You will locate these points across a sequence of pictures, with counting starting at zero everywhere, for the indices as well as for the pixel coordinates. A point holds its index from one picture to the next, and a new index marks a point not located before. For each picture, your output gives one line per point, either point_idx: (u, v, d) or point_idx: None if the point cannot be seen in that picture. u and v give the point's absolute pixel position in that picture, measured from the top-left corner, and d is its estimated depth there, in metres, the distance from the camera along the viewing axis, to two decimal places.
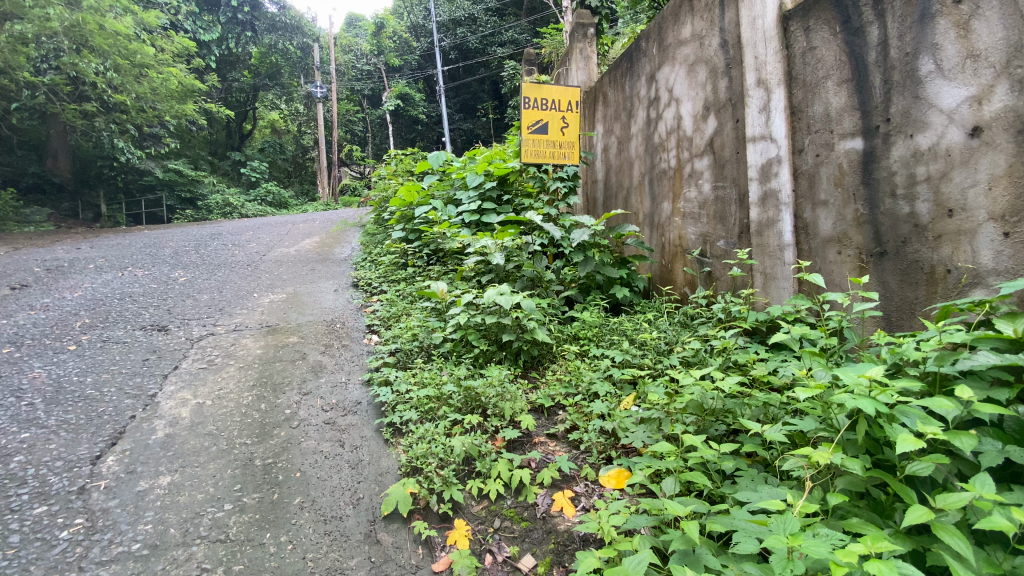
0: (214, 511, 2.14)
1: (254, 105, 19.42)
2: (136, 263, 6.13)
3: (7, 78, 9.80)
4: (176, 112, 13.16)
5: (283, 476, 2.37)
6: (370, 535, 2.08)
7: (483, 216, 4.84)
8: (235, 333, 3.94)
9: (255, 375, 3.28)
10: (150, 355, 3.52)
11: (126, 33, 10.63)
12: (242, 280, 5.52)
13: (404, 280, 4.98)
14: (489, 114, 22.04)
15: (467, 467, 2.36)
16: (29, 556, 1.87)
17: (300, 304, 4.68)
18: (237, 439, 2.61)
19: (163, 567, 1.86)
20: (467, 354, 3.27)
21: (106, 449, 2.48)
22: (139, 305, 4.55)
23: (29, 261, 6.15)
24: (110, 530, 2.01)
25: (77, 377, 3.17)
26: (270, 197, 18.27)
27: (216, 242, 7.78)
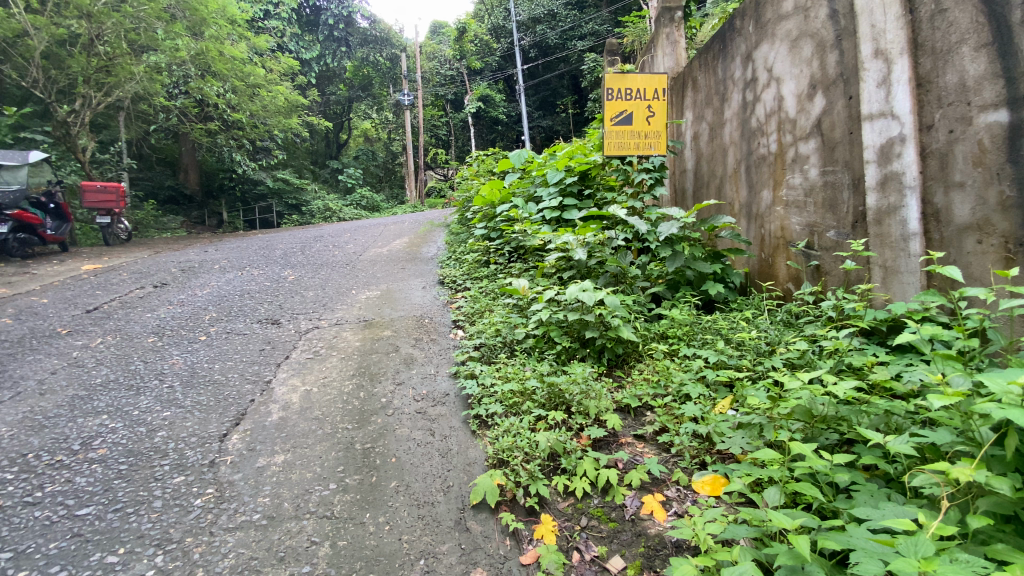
0: (321, 489, 2.32)
1: (348, 116, 20.94)
2: (252, 264, 6.83)
3: (148, 104, 11.40)
4: (284, 127, 14.40)
5: (380, 461, 2.51)
6: (460, 522, 2.14)
7: (564, 212, 4.78)
8: (337, 326, 4.27)
9: (354, 365, 3.52)
10: (266, 345, 3.90)
11: (242, 57, 11.64)
12: (342, 278, 5.94)
13: (487, 276, 5.09)
14: (569, 109, 22.14)
15: (552, 463, 2.36)
16: (170, 519, 2.14)
17: (392, 300, 4.96)
18: (340, 424, 2.82)
19: (280, 537, 2.06)
20: (550, 350, 3.26)
21: (231, 428, 2.79)
22: (256, 301, 5.06)
23: (168, 263, 7.10)
24: (235, 501, 2.25)
25: (207, 364, 3.60)
26: (364, 201, 19.61)
27: (319, 243, 8.47)
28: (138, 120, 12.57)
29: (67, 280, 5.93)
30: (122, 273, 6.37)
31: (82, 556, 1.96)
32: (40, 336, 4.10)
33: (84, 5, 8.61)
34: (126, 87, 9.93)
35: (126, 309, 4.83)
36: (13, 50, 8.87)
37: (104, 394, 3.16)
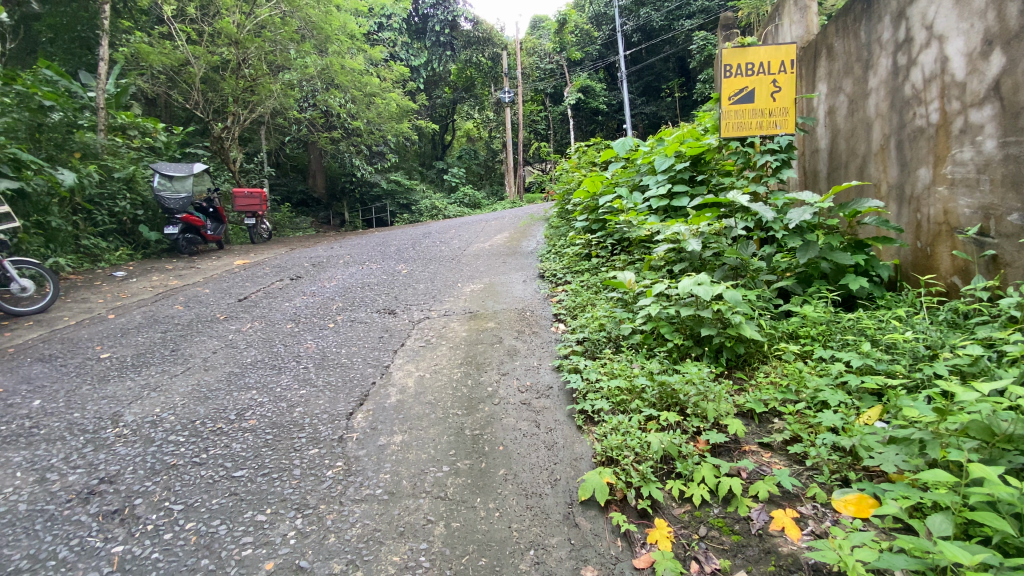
0: (435, 471, 2.43)
1: (453, 118, 21.90)
2: (370, 259, 7.40)
3: (284, 117, 12.87)
4: (396, 131, 15.01)
5: (489, 448, 2.58)
6: (569, 516, 2.11)
7: (674, 201, 4.52)
8: (445, 317, 4.47)
9: (462, 354, 3.66)
10: (384, 333, 4.21)
11: (361, 69, 12.31)
12: (448, 272, 6.21)
13: (589, 270, 4.99)
14: (675, 93, 21.12)
15: (666, 466, 2.25)
16: (308, 486, 2.38)
17: (495, 293, 5.07)
18: (451, 409, 2.94)
19: (399, 512, 2.19)
20: (660, 347, 3.10)
21: (356, 407, 3.04)
22: (374, 292, 5.48)
23: (301, 258, 7.95)
24: (360, 475, 2.44)
25: (335, 348, 3.96)
26: (467, 199, 20.37)
27: (427, 239, 8.94)
28: (276, 132, 14.26)
29: (223, 273, 6.89)
30: (264, 268, 7.25)
31: (237, 512, 2.24)
32: (205, 320, 4.81)
33: (233, 34, 9.92)
34: (266, 103, 11.26)
35: (268, 298, 5.47)
36: (180, 78, 10.48)
37: (253, 372, 3.62)
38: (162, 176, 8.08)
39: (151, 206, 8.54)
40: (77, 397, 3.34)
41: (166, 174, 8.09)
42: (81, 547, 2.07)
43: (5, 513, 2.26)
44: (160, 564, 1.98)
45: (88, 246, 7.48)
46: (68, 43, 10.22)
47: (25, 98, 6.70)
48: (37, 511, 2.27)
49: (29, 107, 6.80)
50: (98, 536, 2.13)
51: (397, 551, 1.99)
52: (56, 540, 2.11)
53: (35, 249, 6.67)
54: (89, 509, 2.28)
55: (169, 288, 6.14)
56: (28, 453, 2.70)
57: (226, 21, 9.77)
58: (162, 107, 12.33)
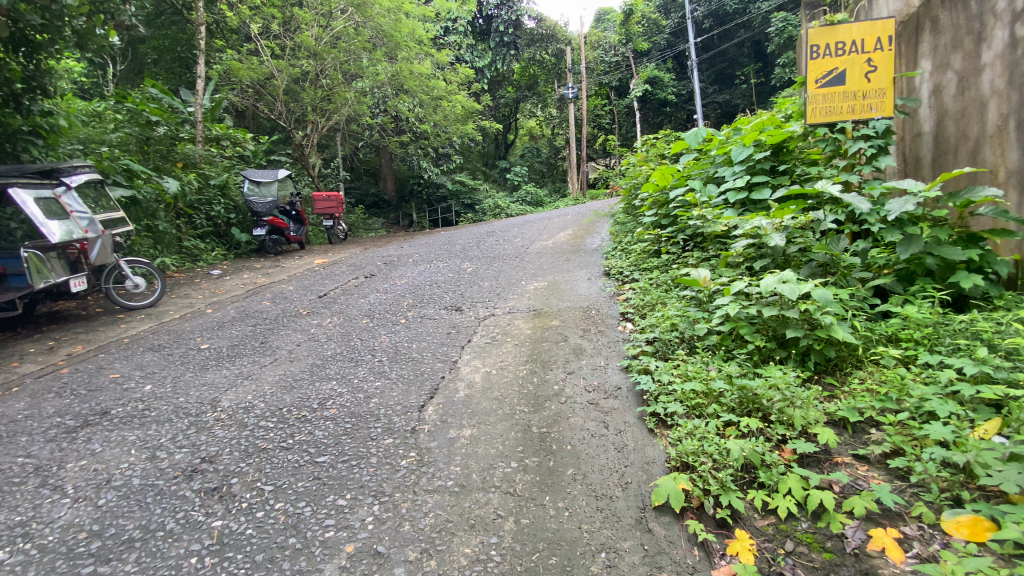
0: (504, 466, 2.46)
1: (516, 116, 22.07)
2: (437, 257, 7.60)
3: (358, 123, 13.56)
4: (461, 132, 15.35)
5: (557, 446, 2.56)
6: (641, 521, 2.06)
7: (753, 194, 4.27)
8: (510, 315, 4.49)
9: (527, 352, 3.66)
10: (452, 329, 4.30)
11: (428, 73, 12.64)
12: (512, 270, 6.25)
13: (658, 267, 4.82)
14: (750, 79, 19.96)
15: (747, 475, 2.13)
16: (384, 475, 2.49)
17: (559, 291, 5.05)
18: (518, 406, 2.96)
19: (470, 505, 2.23)
20: (740, 349, 2.94)
21: (427, 400, 3.14)
22: (441, 290, 5.62)
23: (373, 257, 8.33)
24: (432, 466, 2.52)
25: (406, 343, 4.11)
26: (530, 197, 20.43)
27: (491, 238, 9.05)
28: (350, 138, 15.05)
29: (304, 272, 7.36)
30: (341, 266, 7.66)
31: (320, 496, 2.39)
32: (289, 315, 5.17)
33: (312, 46, 10.61)
34: (342, 110, 11.89)
35: (345, 295, 5.78)
36: (265, 91, 11.32)
37: (333, 364, 3.84)
38: (251, 182, 8.81)
39: (242, 210, 9.30)
40: (181, 383, 3.70)
41: (254, 180, 8.80)
42: (185, 520, 2.28)
43: (123, 486, 2.55)
44: (253, 539, 2.15)
45: (189, 246, 8.24)
46: (170, 63, 11.40)
47: (135, 115, 7.84)
48: (149, 485, 2.54)
49: (139, 122, 7.89)
50: (199, 511, 2.34)
51: (468, 542, 2.03)
52: (165, 512, 2.35)
53: (146, 250, 7.45)
54: (192, 486, 2.51)
55: (258, 285, 6.65)
56: (142, 432, 3.03)
57: (306, 35, 10.46)
58: (250, 118, 13.40)
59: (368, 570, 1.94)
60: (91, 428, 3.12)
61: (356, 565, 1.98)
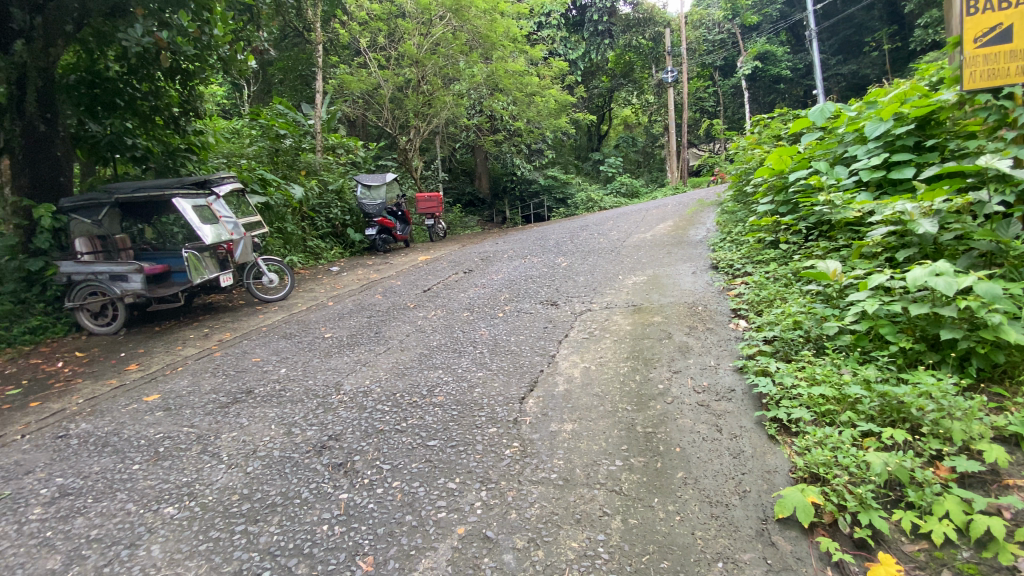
0: (609, 464, 2.42)
1: (610, 106, 21.51)
2: (532, 252, 7.66)
3: (456, 125, 14.10)
4: (555, 126, 15.33)
5: (664, 447, 2.47)
6: (762, 533, 1.94)
7: (893, 174, 3.76)
8: (608, 310, 4.40)
9: (628, 348, 3.56)
10: (549, 324, 4.32)
11: (522, 70, 12.74)
12: (610, 264, 6.10)
13: (776, 260, 4.44)
14: (883, 46, 17.55)
15: (891, 494, 1.94)
16: (489, 463, 2.56)
17: (661, 286, 4.84)
18: (620, 403, 2.90)
19: (575, 499, 2.23)
20: (880, 351, 2.62)
21: (528, 392, 3.18)
22: (537, 285, 5.66)
23: (472, 253, 8.61)
24: (536, 457, 2.55)
25: (505, 337, 4.19)
26: (625, 188, 19.85)
27: (587, 232, 8.93)
28: (448, 140, 15.69)
29: (410, 268, 7.82)
30: (443, 262, 8.01)
31: (432, 477, 2.53)
32: (398, 308, 5.53)
33: (414, 54, 11.22)
34: (441, 113, 12.43)
35: (446, 289, 6.05)
36: (373, 100, 12.17)
37: (438, 354, 4.05)
38: (364, 186, 9.67)
39: (356, 212, 10.12)
40: (310, 367, 4.13)
41: (366, 185, 9.69)
42: (317, 491, 2.54)
43: (266, 456, 2.90)
44: (376, 512, 2.33)
45: (313, 246, 9.11)
46: (293, 82, 12.71)
47: (267, 130, 8.84)
48: (287, 457, 2.87)
49: (269, 136, 8.89)
50: (328, 483, 2.59)
51: (575, 536, 2.03)
52: (300, 482, 2.63)
53: (278, 249, 8.39)
54: (321, 460, 2.79)
55: (371, 280, 7.20)
56: (280, 410, 3.43)
57: (409, 44, 11.05)
58: (360, 127, 14.51)
59: (479, 553, 2.02)
60: (239, 404, 3.59)
61: (467, 546, 2.06)
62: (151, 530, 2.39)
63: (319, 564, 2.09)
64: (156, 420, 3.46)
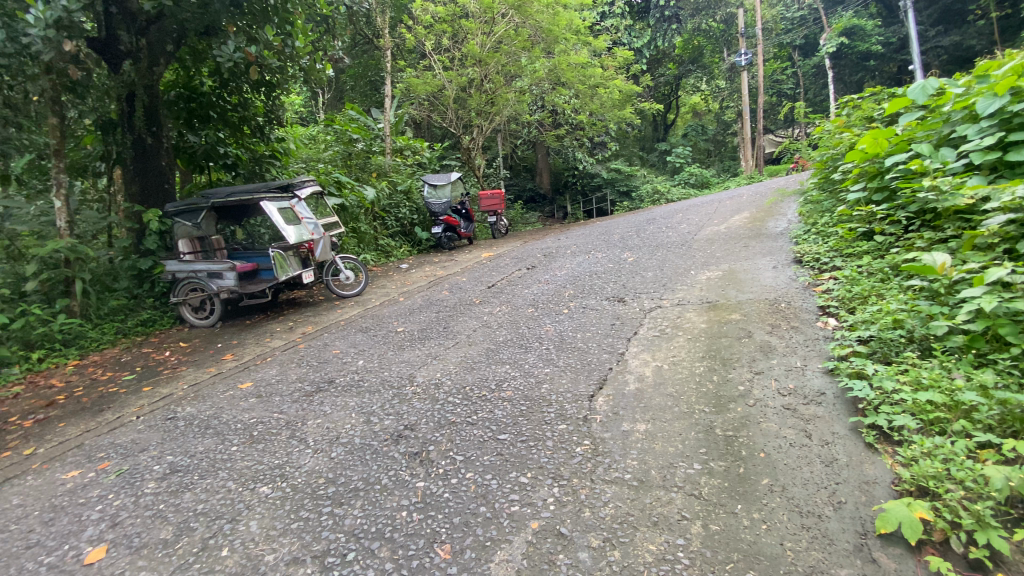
0: (686, 467, 2.33)
1: (677, 94, 20.72)
2: (597, 248, 7.53)
3: (519, 121, 14.15)
4: (618, 118, 15.02)
5: (747, 452, 2.35)
6: (861, 548, 1.81)
7: (1012, 155, 3.34)
8: (680, 307, 4.24)
9: (704, 347, 3.41)
10: (617, 321, 4.24)
11: (585, 62, 12.57)
12: (680, 259, 5.88)
13: (870, 253, 4.08)
14: (996, 10, 15.60)
15: (1014, 513, 1.76)
16: (560, 459, 2.55)
17: (738, 282, 4.59)
18: (696, 404, 2.79)
19: (651, 502, 2.17)
20: (1000, 355, 2.38)
21: (597, 390, 3.13)
22: (602, 281, 5.56)
23: (535, 249, 8.61)
24: (608, 457, 2.51)
25: (572, 333, 4.16)
26: (694, 179, 19.03)
27: (654, 225, 8.65)
28: (510, 136, 15.78)
29: (475, 264, 7.95)
30: (506, 259, 8.08)
31: (504, 471, 2.55)
32: (464, 304, 5.64)
33: (477, 53, 11.38)
34: (504, 110, 12.53)
35: (511, 286, 6.10)
36: (438, 101, 12.47)
37: (505, 349, 4.09)
38: (430, 186, 9.87)
39: (422, 211, 10.40)
40: (385, 360, 4.32)
41: (432, 184, 9.85)
42: (396, 478, 2.65)
43: (348, 443, 3.06)
44: (451, 502, 2.40)
45: (384, 244, 9.51)
46: (364, 87, 13.29)
47: (341, 135, 9.38)
48: (367, 445, 3.02)
49: (343, 140, 9.39)
50: (406, 471, 2.70)
51: (652, 539, 1.98)
52: (380, 469, 2.76)
53: (352, 248, 8.84)
54: (398, 448, 2.91)
55: (437, 277, 7.40)
56: (359, 399, 3.61)
57: (472, 44, 11.22)
58: (425, 128, 14.94)
59: (554, 549, 2.02)
60: (322, 393, 3.83)
61: (541, 542, 2.07)
62: (249, 507, 2.60)
63: (399, 548, 2.17)
64: (250, 406, 3.77)
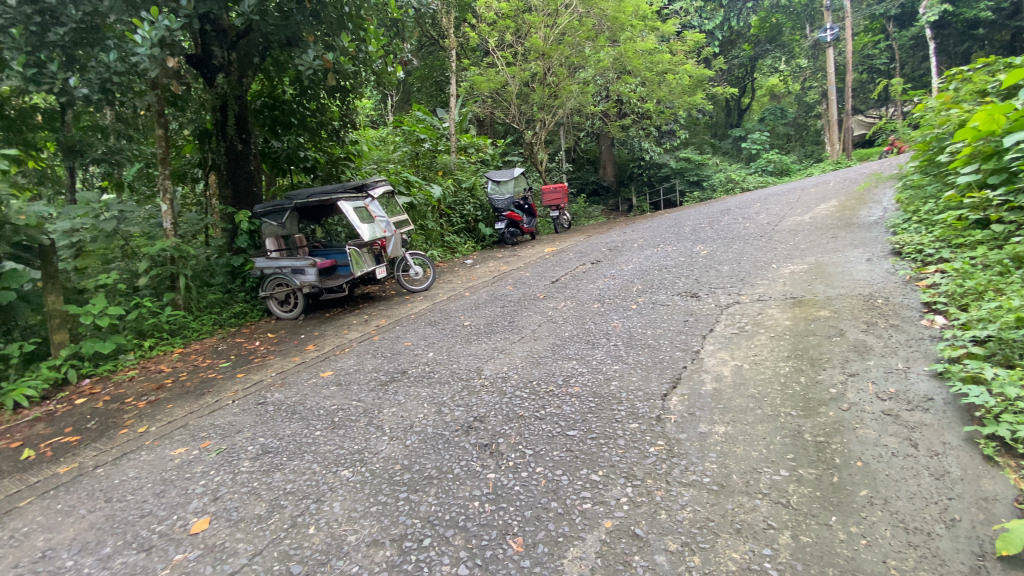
0: (772, 473, 2.21)
1: (752, 76, 19.65)
2: (666, 241, 7.28)
3: (583, 113, 13.94)
4: (688, 104, 14.50)
5: (841, 460, 2.19)
6: (979, 572, 1.64)
7: None
8: (760, 303, 3.99)
9: (788, 346, 3.20)
10: (690, 317, 4.07)
11: (652, 48, 12.29)
12: (759, 251, 5.55)
13: (987, 243, 3.64)
14: None
15: None
16: (633, 459, 2.49)
17: (826, 275, 4.26)
18: (781, 407, 2.63)
19: (734, 508, 2.07)
20: None
21: (670, 389, 3.02)
22: (673, 275, 5.36)
23: (599, 243, 8.46)
24: (684, 458, 2.41)
25: (642, 329, 4.05)
26: (772, 166, 17.83)
27: (728, 217, 8.21)
28: (574, 129, 15.59)
29: (538, 259, 7.93)
30: (570, 253, 8.00)
31: (575, 467, 2.53)
32: (529, 298, 5.65)
33: (540, 47, 11.31)
34: (567, 103, 12.39)
35: (575, 280, 6.03)
36: (501, 97, 12.54)
37: (572, 345, 4.05)
38: (494, 182, 10.15)
39: (486, 207, 10.55)
40: (453, 352, 4.42)
41: (495, 181, 10.12)
42: (467, 468, 2.71)
43: (420, 432, 3.17)
44: (522, 495, 2.41)
45: (450, 241, 9.72)
46: (429, 88, 13.65)
47: (409, 135, 9.69)
48: (438, 434, 3.10)
49: (411, 140, 9.71)
50: (477, 462, 2.75)
51: (735, 547, 1.89)
52: (452, 459, 2.83)
53: (420, 245, 9.12)
54: (469, 439, 2.97)
55: (502, 272, 7.47)
56: (430, 390, 3.73)
57: (536, 38, 11.17)
58: (488, 124, 15.10)
59: (629, 550, 1.98)
60: (396, 382, 3.99)
61: (616, 542, 2.03)
62: (332, 488, 2.76)
63: (473, 538, 2.22)
64: (331, 393, 4.00)
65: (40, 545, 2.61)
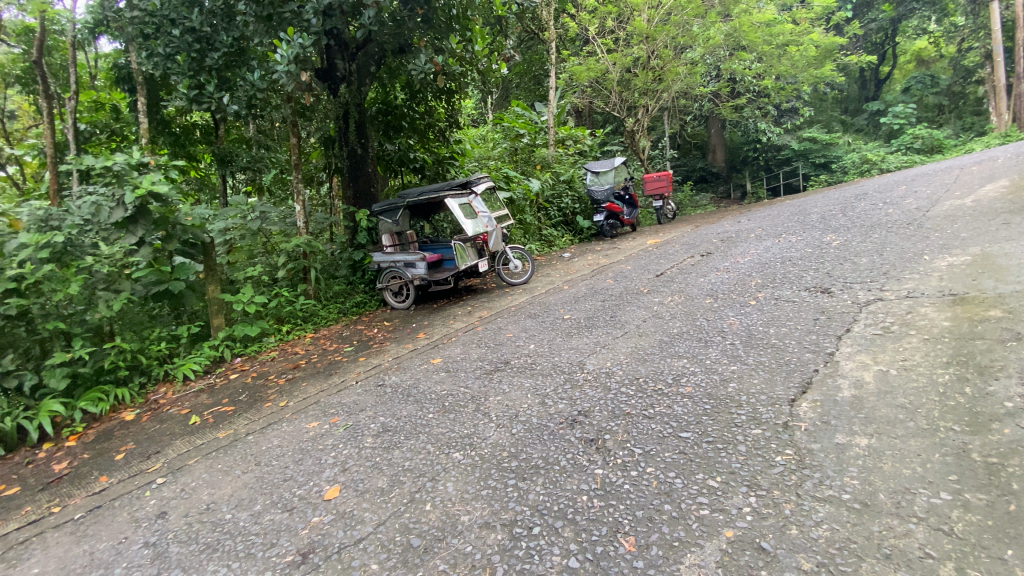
0: (929, 495, 1.95)
1: (894, 41, 17.50)
2: (788, 230, 6.64)
3: (689, 96, 13.17)
4: (814, 78, 13.21)
5: (1022, 487, 1.88)
6: None
7: None
8: (909, 300, 3.50)
9: (947, 351, 2.78)
10: (821, 315, 3.67)
11: (771, 19, 11.70)
12: (905, 241, 4.85)
13: None
14: None
15: None
16: (756, 467, 2.32)
17: (998, 269, 3.61)
18: (940, 421, 2.30)
19: (881, 531, 1.85)
20: None
21: (799, 395, 2.76)
22: (798, 268, 4.88)
23: (708, 234, 7.95)
24: (818, 471, 2.20)
25: (762, 327, 3.75)
26: (919, 143, 15.43)
27: (864, 202, 7.27)
28: (678, 114, 14.80)
29: (640, 252, 7.67)
30: (675, 245, 7.63)
31: (689, 471, 2.42)
32: (632, 292, 5.50)
33: (644, 30, 10.85)
34: (673, 87, 11.78)
35: (683, 274, 5.75)
36: (602, 86, 12.24)
37: (682, 342, 3.86)
38: (593, 174, 9.91)
39: (583, 200, 10.41)
40: (555, 345, 4.44)
41: (594, 171, 9.86)
42: (574, 462, 2.72)
43: (526, 422, 3.24)
44: (633, 494, 2.36)
45: (548, 234, 9.76)
46: (529, 82, 13.74)
47: (509, 131, 9.86)
48: (544, 425, 3.15)
49: (511, 136, 9.89)
50: (583, 456, 2.74)
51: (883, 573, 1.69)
52: (558, 450, 2.86)
53: (520, 239, 9.28)
54: (575, 433, 2.97)
55: (601, 265, 7.35)
56: (534, 381, 3.79)
57: (639, 20, 10.73)
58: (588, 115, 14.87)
59: (754, 563, 1.86)
60: (501, 372, 4.12)
61: (738, 553, 1.92)
62: (446, 469, 2.92)
63: (583, 531, 2.22)
64: (441, 379, 4.24)
65: (204, 498, 3.08)
